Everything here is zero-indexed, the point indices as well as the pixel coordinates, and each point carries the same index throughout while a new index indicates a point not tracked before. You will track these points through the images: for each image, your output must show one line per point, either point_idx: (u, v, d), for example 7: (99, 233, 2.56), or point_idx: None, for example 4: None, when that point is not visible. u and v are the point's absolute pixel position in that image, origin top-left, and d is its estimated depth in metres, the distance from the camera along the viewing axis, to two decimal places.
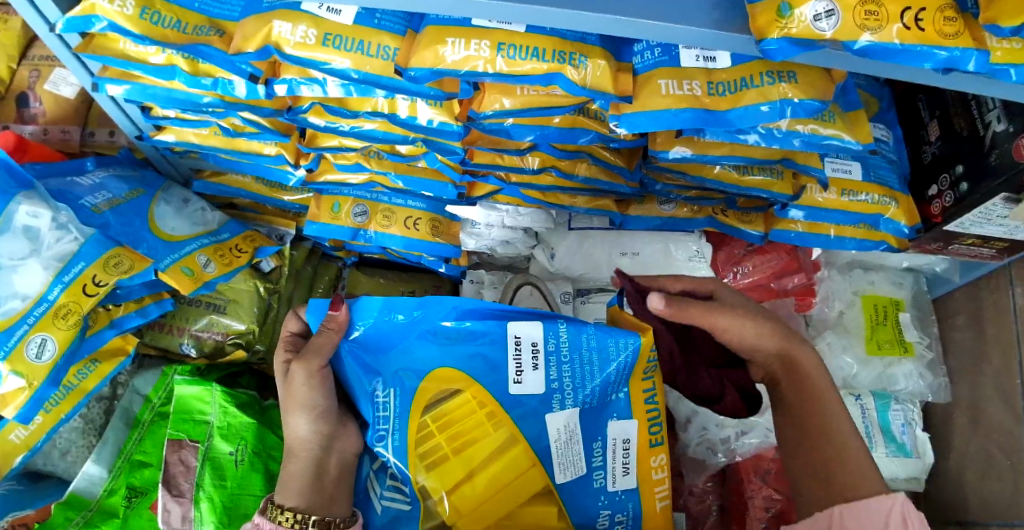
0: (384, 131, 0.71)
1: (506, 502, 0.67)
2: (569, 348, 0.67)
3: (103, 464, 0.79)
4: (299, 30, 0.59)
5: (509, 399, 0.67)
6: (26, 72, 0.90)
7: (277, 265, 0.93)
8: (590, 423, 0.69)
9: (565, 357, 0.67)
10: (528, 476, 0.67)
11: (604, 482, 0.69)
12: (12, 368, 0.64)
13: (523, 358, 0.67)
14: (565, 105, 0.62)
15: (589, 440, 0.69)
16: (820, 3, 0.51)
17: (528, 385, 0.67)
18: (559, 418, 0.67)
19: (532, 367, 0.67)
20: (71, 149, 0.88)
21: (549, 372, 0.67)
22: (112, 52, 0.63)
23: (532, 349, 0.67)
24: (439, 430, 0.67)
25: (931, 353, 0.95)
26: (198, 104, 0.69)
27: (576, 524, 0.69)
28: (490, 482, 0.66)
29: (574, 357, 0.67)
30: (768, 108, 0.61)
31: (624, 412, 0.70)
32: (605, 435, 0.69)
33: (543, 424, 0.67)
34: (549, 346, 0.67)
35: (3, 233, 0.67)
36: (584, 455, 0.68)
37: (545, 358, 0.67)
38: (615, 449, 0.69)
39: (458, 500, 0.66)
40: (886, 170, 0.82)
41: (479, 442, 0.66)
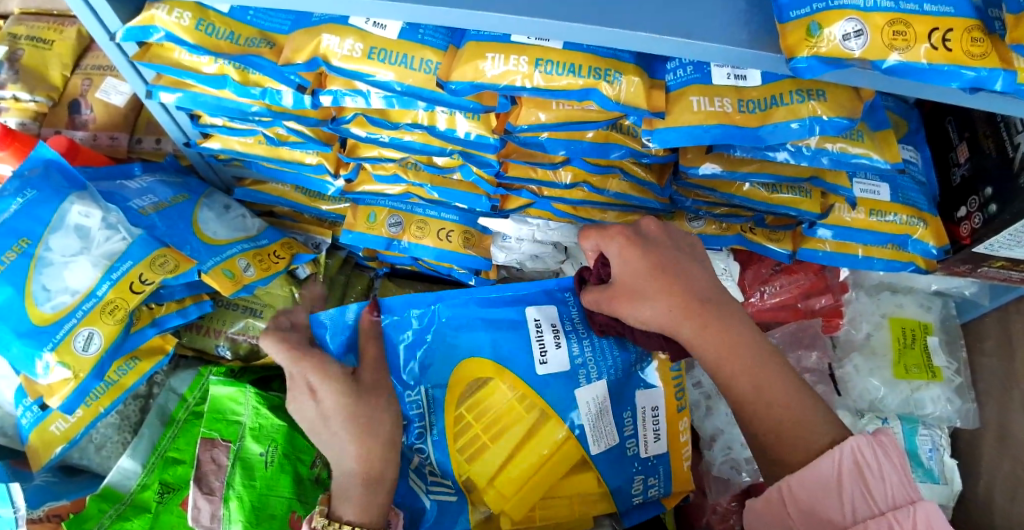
0: (423, 142, 0.74)
1: (550, 474, 0.72)
2: (584, 327, 0.77)
3: (138, 459, 0.81)
4: (347, 44, 0.62)
5: (539, 381, 0.73)
6: (79, 80, 0.95)
7: (312, 272, 0.96)
8: (621, 394, 0.75)
9: (582, 334, 0.76)
10: (564, 451, 0.72)
11: (638, 450, 0.76)
12: (59, 359, 0.67)
13: (547, 338, 0.74)
14: (598, 120, 0.64)
15: (620, 412, 0.75)
16: (849, 23, 0.52)
17: (555, 364, 0.73)
18: (588, 392, 0.73)
19: (556, 346, 0.74)
20: (119, 154, 0.92)
21: (571, 347, 0.74)
22: (168, 61, 0.67)
23: (551, 328, 0.75)
24: (487, 418, 0.72)
25: (960, 378, 0.93)
26: (246, 112, 0.72)
27: (614, 492, 0.75)
28: (531, 461, 0.71)
29: (590, 334, 0.76)
30: (798, 125, 0.62)
31: (648, 383, 0.77)
32: (635, 405, 0.76)
33: (573, 403, 0.73)
34: (564, 326, 0.76)
35: (56, 231, 0.71)
36: (616, 426, 0.74)
37: (564, 335, 0.75)
38: (644, 417, 0.76)
39: (501, 483, 0.70)
40: (914, 191, 0.82)
41: (515, 427, 0.72)
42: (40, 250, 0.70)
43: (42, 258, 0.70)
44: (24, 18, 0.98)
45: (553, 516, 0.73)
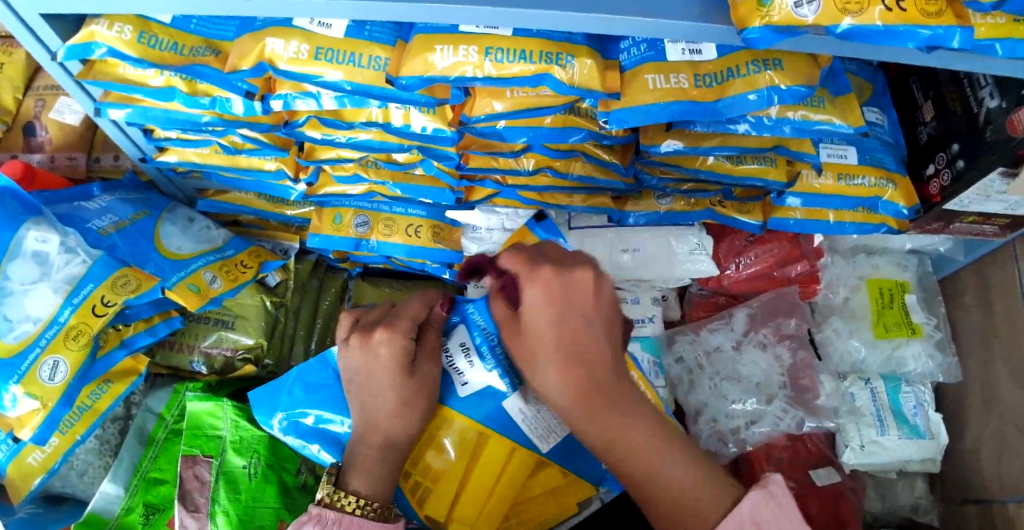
0: (380, 140, 0.72)
1: (510, 487, 0.67)
2: (493, 330, 0.68)
3: (120, 483, 0.80)
4: (292, 46, 0.61)
5: (459, 403, 0.67)
6: (32, 102, 0.92)
7: (282, 279, 0.94)
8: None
9: (493, 337, 0.68)
10: (513, 464, 0.67)
11: None
12: (26, 390, 0.66)
13: (458, 361, 0.67)
14: (554, 105, 0.63)
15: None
16: None
17: (476, 383, 0.67)
18: (519, 396, 0.66)
19: (469, 366, 0.67)
20: (77, 175, 0.91)
21: (486, 360, 0.67)
22: (113, 77, 0.65)
23: (461, 349, 0.68)
24: (423, 449, 0.67)
25: (940, 333, 0.94)
26: (198, 123, 0.71)
27: (583, 476, 0.71)
28: (480, 484, 0.66)
29: (501, 335, 0.68)
30: (756, 96, 0.61)
31: None
32: None
33: (506, 412, 0.66)
34: (476, 338, 0.68)
35: (14, 258, 0.69)
36: (560, 415, 0.68)
37: (476, 351, 0.67)
38: None
39: (464, 510, 0.66)
40: (881, 152, 0.81)
41: (454, 456, 0.67)
42: None
43: (0, 288, 0.67)
44: None
45: (529, 518, 0.70)
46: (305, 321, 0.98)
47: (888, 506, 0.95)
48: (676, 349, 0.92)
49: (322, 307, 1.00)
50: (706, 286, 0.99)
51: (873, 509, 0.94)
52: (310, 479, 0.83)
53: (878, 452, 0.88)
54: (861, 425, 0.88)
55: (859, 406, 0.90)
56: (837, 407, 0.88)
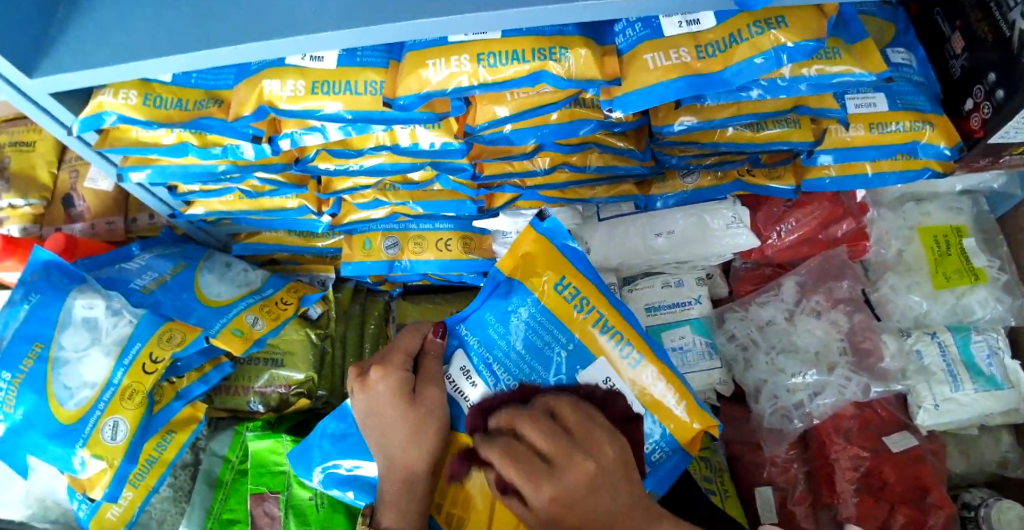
0: (392, 162, 0.72)
1: None
2: (487, 347, 0.65)
3: (195, 526, 0.83)
4: (288, 85, 0.61)
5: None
6: (67, 174, 0.97)
7: (324, 310, 0.96)
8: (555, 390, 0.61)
9: (487, 355, 0.65)
10: None
11: None
12: (92, 451, 0.69)
13: (460, 382, 0.65)
14: (557, 101, 0.62)
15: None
16: None
17: None
18: None
19: (472, 386, 0.64)
20: (117, 237, 0.95)
21: (485, 380, 0.63)
22: (128, 142, 0.68)
23: (462, 372, 0.65)
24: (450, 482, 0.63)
25: (1006, 275, 0.88)
26: (215, 173, 0.72)
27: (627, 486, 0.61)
28: None
29: (494, 351, 0.65)
30: (763, 59, 0.58)
31: (585, 360, 0.61)
32: None
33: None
34: (473, 357, 0.65)
35: (65, 328, 0.73)
36: None
37: (474, 371, 0.64)
38: None
39: None
40: (913, 94, 0.76)
41: (487, 476, 0.62)
42: (54, 350, 0.72)
43: (57, 358, 0.71)
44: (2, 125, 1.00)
45: None
46: (352, 344, 0.99)
47: (973, 464, 0.89)
48: (727, 327, 0.90)
49: (367, 332, 1.01)
50: (749, 258, 0.95)
51: (957, 469, 0.88)
52: None
53: (953, 410, 0.82)
54: (931, 383, 0.83)
55: (928, 365, 0.84)
56: (904, 368, 0.83)
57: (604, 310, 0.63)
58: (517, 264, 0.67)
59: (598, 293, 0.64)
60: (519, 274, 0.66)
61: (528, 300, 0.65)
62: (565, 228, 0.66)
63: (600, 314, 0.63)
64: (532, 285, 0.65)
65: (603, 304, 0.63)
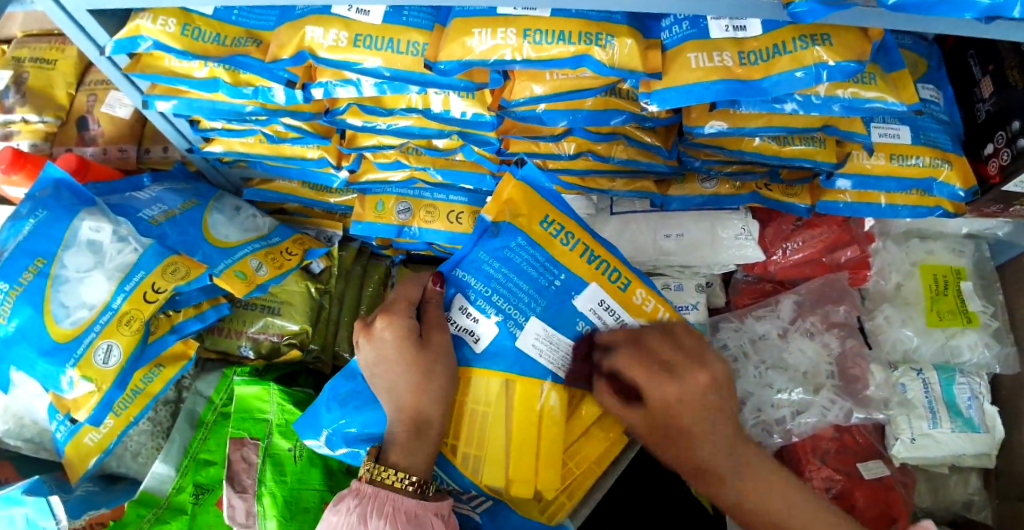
0: (420, 126, 0.72)
1: (555, 429, 0.64)
2: (483, 284, 0.65)
3: (171, 463, 0.83)
4: (331, 34, 0.61)
5: (482, 360, 0.64)
6: (84, 96, 0.95)
7: (326, 266, 0.96)
8: (559, 313, 0.65)
9: (483, 290, 0.65)
10: (549, 404, 0.64)
11: None
12: (82, 373, 0.69)
13: (462, 322, 0.65)
14: (595, 87, 0.62)
15: (569, 328, 0.65)
16: None
17: (488, 336, 0.64)
18: (530, 334, 0.64)
19: (474, 322, 0.64)
20: (129, 167, 0.93)
21: (487, 313, 0.64)
22: (160, 70, 0.67)
23: (463, 311, 0.65)
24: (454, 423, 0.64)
25: (997, 322, 0.90)
26: (241, 114, 0.72)
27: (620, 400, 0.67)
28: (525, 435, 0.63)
29: (489, 287, 0.65)
30: (803, 73, 0.59)
31: (577, 284, 0.66)
32: (579, 313, 0.66)
33: (520, 356, 0.64)
34: (471, 294, 0.65)
35: (70, 248, 0.72)
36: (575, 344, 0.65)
37: (475, 306, 0.65)
38: (596, 317, 0.66)
39: (519, 465, 0.62)
40: (936, 131, 0.78)
41: (492, 412, 0.63)
42: (56, 268, 0.71)
43: (58, 276, 0.71)
44: (26, 39, 0.98)
45: (586, 457, 0.66)
46: (350, 305, 0.99)
47: (939, 501, 0.91)
48: (720, 336, 0.91)
49: (365, 294, 1.01)
50: (751, 272, 0.96)
51: (923, 504, 0.91)
52: None
53: (930, 445, 0.85)
54: (912, 418, 0.86)
55: (911, 398, 0.87)
56: (887, 398, 0.85)
57: (588, 241, 0.68)
58: (506, 205, 0.67)
59: (583, 227, 0.69)
60: (510, 212, 0.67)
61: (520, 237, 0.66)
62: (540, 172, 0.68)
63: (584, 245, 0.68)
64: (522, 224, 0.66)
65: (587, 236, 0.69)
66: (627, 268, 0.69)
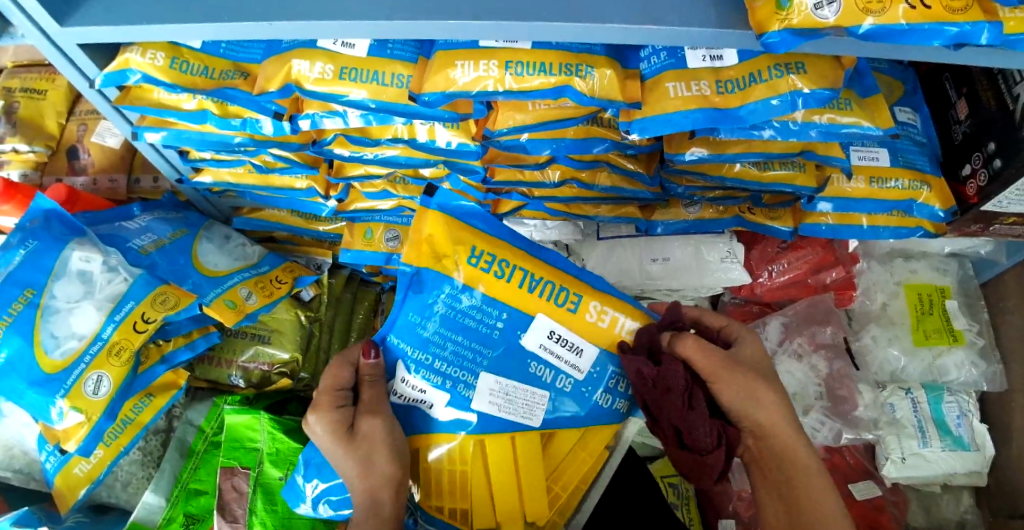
0: (406, 156, 0.73)
1: (529, 468, 0.65)
2: (421, 351, 0.66)
3: (162, 493, 0.82)
4: (317, 67, 0.62)
5: (439, 425, 0.65)
6: (74, 127, 0.96)
7: (316, 293, 0.96)
8: (505, 359, 0.66)
9: (421, 358, 0.66)
10: (518, 448, 0.65)
11: (571, 378, 0.67)
12: (72, 404, 0.68)
13: (408, 394, 0.65)
14: (576, 116, 0.63)
15: (523, 370, 0.66)
16: None
17: (439, 400, 0.65)
18: (484, 388, 0.65)
19: (421, 391, 0.65)
20: (119, 197, 0.93)
21: (431, 379, 0.65)
22: (149, 102, 0.68)
23: (406, 382, 0.65)
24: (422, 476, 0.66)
25: (983, 340, 0.90)
26: (230, 145, 0.72)
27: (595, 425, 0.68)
28: (501, 482, 0.64)
29: (428, 353, 0.66)
30: (779, 101, 0.61)
31: (518, 319, 0.67)
32: (529, 351, 0.66)
33: (480, 417, 0.64)
34: (411, 366, 0.66)
35: (60, 278, 0.73)
36: (531, 387, 0.66)
37: (416, 377, 0.65)
38: (547, 351, 0.66)
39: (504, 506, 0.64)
40: (915, 153, 0.79)
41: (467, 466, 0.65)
42: (45, 299, 0.71)
43: (48, 306, 0.71)
44: (16, 69, 0.98)
45: (570, 478, 0.68)
46: (339, 333, 0.99)
47: (933, 521, 0.91)
48: None
49: (355, 321, 1.01)
50: (739, 294, 0.97)
51: (917, 525, 0.91)
52: None
53: (920, 464, 0.85)
54: (902, 437, 0.85)
55: (900, 418, 0.87)
56: (876, 418, 0.85)
57: (523, 266, 0.68)
58: (432, 252, 0.68)
59: (517, 252, 0.69)
60: (441, 261, 0.67)
61: (447, 285, 0.67)
62: (452, 197, 0.71)
63: (520, 270, 0.68)
64: (448, 270, 0.67)
65: (521, 261, 0.69)
66: (573, 279, 0.70)
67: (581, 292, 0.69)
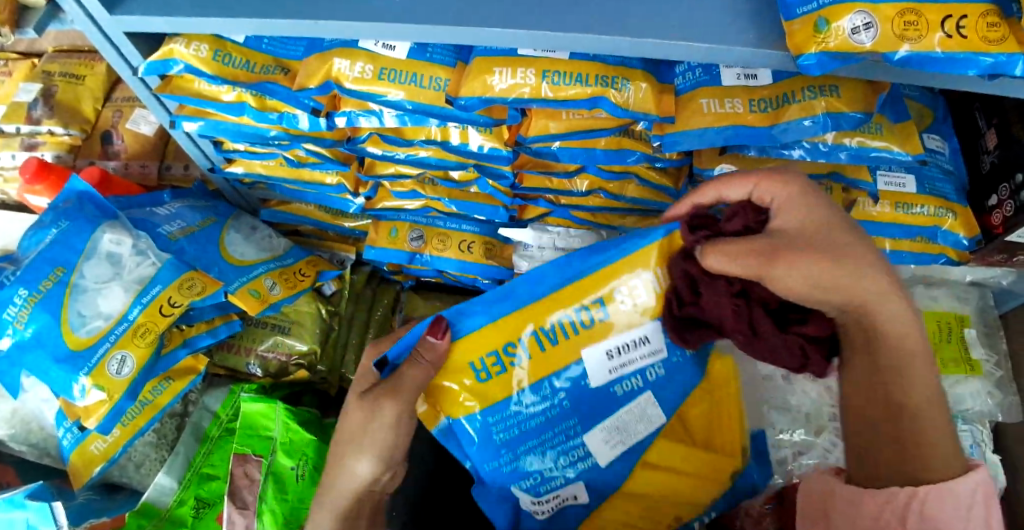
0: (438, 158, 0.74)
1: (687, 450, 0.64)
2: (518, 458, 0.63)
3: (174, 476, 0.83)
4: (357, 66, 0.63)
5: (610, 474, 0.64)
6: (110, 112, 0.97)
7: (338, 288, 0.97)
8: (581, 418, 0.62)
9: (521, 449, 0.62)
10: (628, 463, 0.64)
11: (647, 368, 0.62)
12: (95, 381, 0.70)
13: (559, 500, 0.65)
14: (609, 127, 0.64)
15: (609, 406, 0.62)
16: (858, 17, 0.52)
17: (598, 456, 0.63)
18: (595, 441, 0.62)
19: (567, 493, 0.64)
20: (149, 182, 0.95)
21: (543, 461, 0.63)
22: (189, 92, 0.69)
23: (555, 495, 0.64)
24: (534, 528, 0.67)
25: (1000, 371, 0.90)
26: (265, 137, 0.74)
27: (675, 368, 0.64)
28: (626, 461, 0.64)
29: (517, 449, 0.62)
30: (812, 122, 0.61)
31: (559, 370, 0.60)
32: (602, 387, 0.61)
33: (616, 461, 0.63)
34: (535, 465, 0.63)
35: (89, 259, 0.74)
36: (627, 404, 0.62)
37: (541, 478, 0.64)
38: (617, 370, 0.61)
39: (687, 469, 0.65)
40: (942, 181, 0.79)
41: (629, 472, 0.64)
42: (74, 278, 0.73)
43: (76, 286, 0.73)
44: (57, 55, 1.01)
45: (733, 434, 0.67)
46: (358, 328, 1.00)
47: None
48: None
49: (374, 320, 1.02)
50: None
51: None
52: None
53: None
54: None
55: None
56: None
57: (535, 327, 0.59)
58: (463, 407, 0.60)
59: (510, 320, 0.59)
60: (467, 408, 0.60)
61: (478, 418, 0.61)
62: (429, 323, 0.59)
63: (534, 333, 0.60)
64: (465, 393, 0.60)
65: (525, 317, 0.59)
66: (594, 276, 0.59)
67: (599, 286, 0.59)
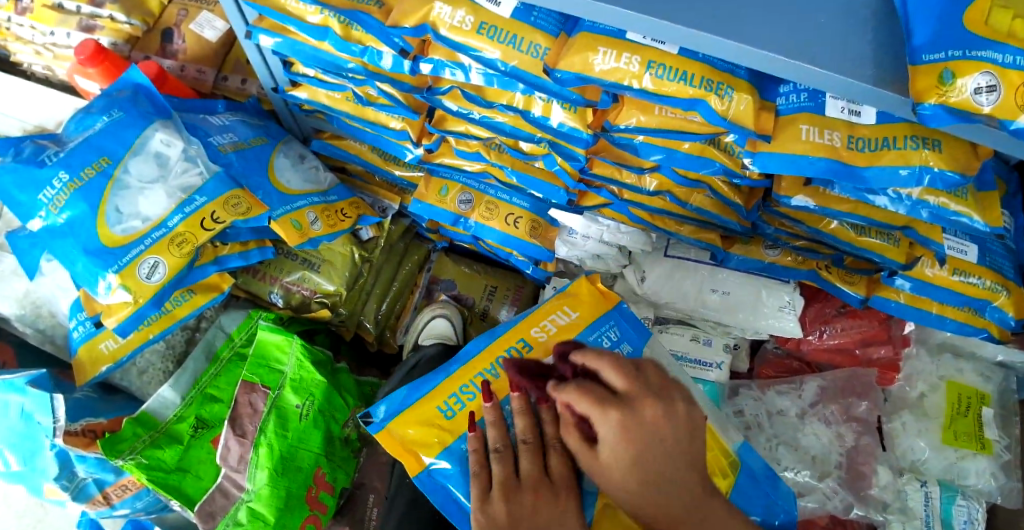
0: (513, 125, 0.72)
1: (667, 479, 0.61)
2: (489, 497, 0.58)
3: (178, 391, 0.82)
4: (458, 15, 0.61)
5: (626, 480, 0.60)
6: (175, 10, 0.94)
7: (375, 235, 0.95)
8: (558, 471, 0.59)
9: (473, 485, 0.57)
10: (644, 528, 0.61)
11: None
12: (122, 281, 0.68)
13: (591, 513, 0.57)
14: (700, 132, 0.61)
15: None
16: (985, 76, 0.48)
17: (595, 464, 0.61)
18: None
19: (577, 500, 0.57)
20: (202, 89, 0.92)
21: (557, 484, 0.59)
22: (273, 4, 0.66)
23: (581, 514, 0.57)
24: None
25: (1009, 455, 0.89)
26: (341, 68, 0.71)
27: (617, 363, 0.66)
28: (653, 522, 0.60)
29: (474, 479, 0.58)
30: (907, 172, 0.59)
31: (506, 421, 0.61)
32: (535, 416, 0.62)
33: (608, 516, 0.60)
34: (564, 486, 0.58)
35: (136, 155, 0.72)
36: None
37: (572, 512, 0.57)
38: None
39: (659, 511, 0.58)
40: (1002, 257, 0.79)
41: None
42: (118, 172, 0.70)
43: (118, 180, 0.70)
44: None
45: None
46: (383, 280, 0.99)
47: None
48: (737, 401, 0.90)
49: (402, 273, 1.02)
50: (783, 345, 0.98)
51: None
52: (354, 433, 0.85)
53: None
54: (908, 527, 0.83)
55: (911, 507, 0.85)
56: (888, 502, 0.83)
57: (475, 380, 0.62)
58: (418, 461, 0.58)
59: (460, 373, 0.62)
60: (442, 443, 0.58)
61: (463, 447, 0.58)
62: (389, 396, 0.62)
63: (476, 386, 0.61)
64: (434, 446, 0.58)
65: (464, 376, 0.62)
66: (535, 311, 0.67)
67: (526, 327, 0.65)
